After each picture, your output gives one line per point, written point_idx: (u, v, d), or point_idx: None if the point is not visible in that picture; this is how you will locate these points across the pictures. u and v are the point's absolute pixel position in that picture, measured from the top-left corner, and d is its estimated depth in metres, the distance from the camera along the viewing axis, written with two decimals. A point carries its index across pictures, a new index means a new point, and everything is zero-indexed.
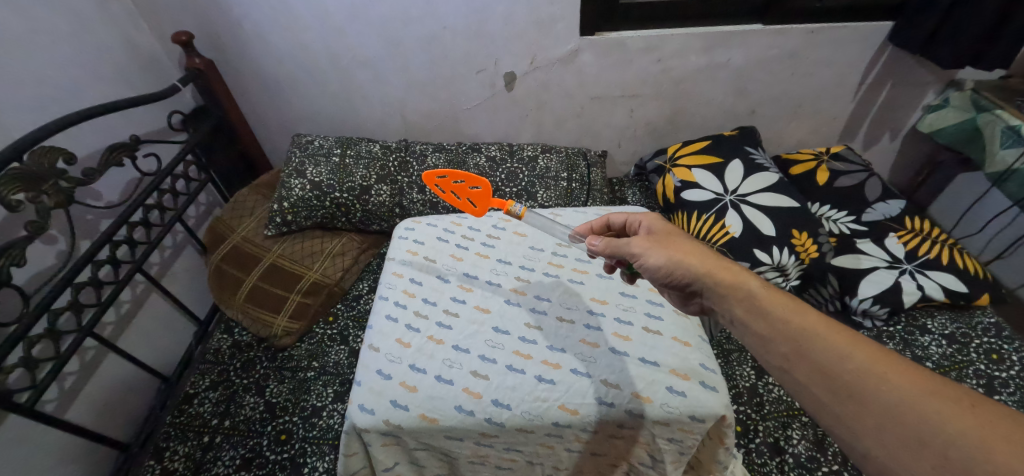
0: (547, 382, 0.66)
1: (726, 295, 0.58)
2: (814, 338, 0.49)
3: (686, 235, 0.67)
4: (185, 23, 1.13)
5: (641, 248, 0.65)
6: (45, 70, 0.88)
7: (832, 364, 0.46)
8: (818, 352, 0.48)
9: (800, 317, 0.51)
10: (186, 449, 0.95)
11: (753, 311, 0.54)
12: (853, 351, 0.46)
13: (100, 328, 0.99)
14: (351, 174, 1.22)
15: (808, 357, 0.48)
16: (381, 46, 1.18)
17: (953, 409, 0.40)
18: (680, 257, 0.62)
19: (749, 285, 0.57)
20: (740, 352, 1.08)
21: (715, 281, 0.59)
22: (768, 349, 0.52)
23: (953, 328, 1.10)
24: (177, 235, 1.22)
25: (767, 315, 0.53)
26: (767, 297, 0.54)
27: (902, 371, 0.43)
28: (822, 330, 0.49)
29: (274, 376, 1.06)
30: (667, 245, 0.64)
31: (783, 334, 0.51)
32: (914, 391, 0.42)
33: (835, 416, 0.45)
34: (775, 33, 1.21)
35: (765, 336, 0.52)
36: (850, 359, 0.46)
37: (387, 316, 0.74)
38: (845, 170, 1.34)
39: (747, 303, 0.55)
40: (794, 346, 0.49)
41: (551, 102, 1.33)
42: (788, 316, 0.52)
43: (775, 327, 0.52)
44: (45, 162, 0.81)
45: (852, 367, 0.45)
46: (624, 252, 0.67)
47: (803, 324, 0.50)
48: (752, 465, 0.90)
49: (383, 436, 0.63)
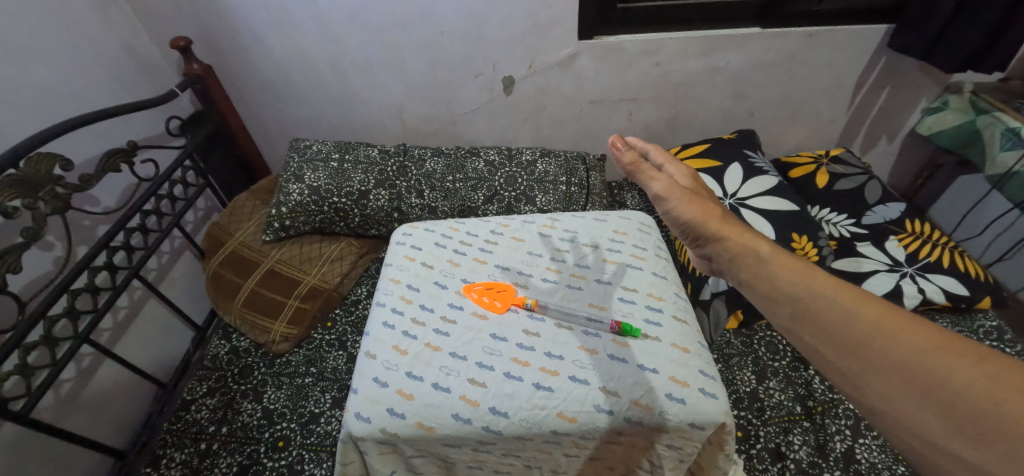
0: (544, 389, 0.65)
1: (734, 257, 0.57)
2: (819, 299, 0.45)
3: (708, 191, 0.67)
4: (183, 29, 1.13)
5: (663, 190, 0.65)
6: (44, 77, 0.88)
7: (836, 322, 0.43)
8: (822, 311, 0.44)
9: (801, 274, 0.49)
10: (182, 456, 0.94)
11: (760, 272, 0.52)
12: (859, 309, 0.43)
13: (96, 334, 0.98)
14: (349, 179, 1.21)
15: (813, 316, 0.45)
16: (379, 52, 1.18)
17: (961, 362, 0.36)
18: (700, 211, 0.62)
19: (759, 249, 0.55)
20: (740, 357, 1.07)
21: (727, 245, 0.58)
22: (775, 310, 0.49)
23: (954, 332, 1.09)
24: (174, 241, 1.22)
25: (773, 278, 0.50)
26: (776, 262, 0.52)
27: (910, 328, 0.40)
28: (831, 293, 0.45)
29: (272, 382, 1.06)
30: (688, 194, 0.64)
31: (787, 293, 0.48)
32: (919, 348, 0.38)
33: (840, 373, 0.42)
34: (773, 36, 1.21)
35: (773, 297, 0.49)
36: (855, 319, 0.42)
37: (384, 323, 0.74)
38: (844, 173, 1.34)
39: (755, 268, 0.53)
40: (800, 306, 0.46)
41: (550, 106, 1.33)
42: (795, 280, 0.48)
43: (781, 290, 0.49)
44: (41, 170, 0.81)
45: (856, 325, 0.42)
46: (639, 183, 0.67)
47: (811, 286, 0.47)
48: (753, 470, 0.90)
49: (379, 444, 0.63)
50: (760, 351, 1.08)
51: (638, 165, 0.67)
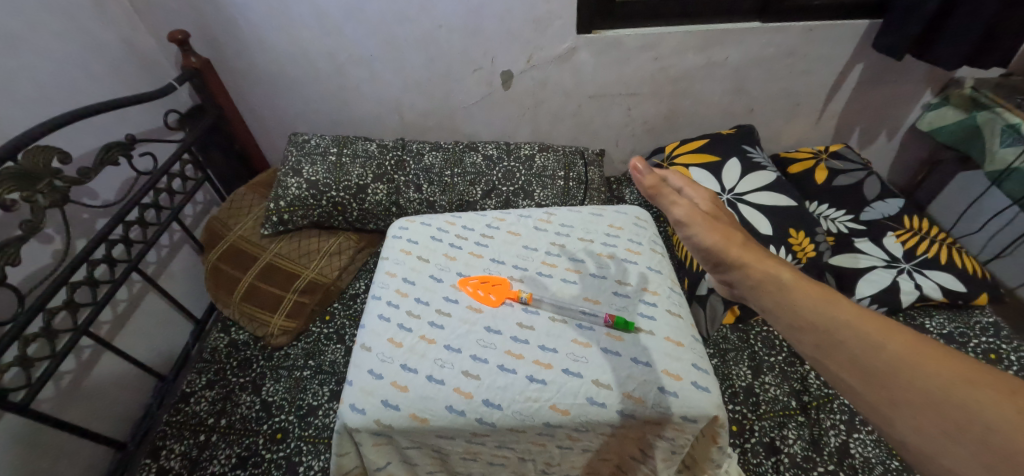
0: (538, 382, 0.65)
1: (755, 284, 0.55)
2: (843, 327, 0.44)
3: (728, 217, 0.67)
4: (181, 22, 1.13)
5: (683, 212, 0.65)
6: (42, 70, 0.88)
7: (861, 351, 0.42)
8: (847, 340, 0.43)
9: (822, 301, 0.47)
10: (182, 447, 0.95)
11: (780, 299, 0.51)
12: (885, 339, 0.42)
13: (96, 327, 0.99)
14: (347, 173, 1.21)
15: (839, 344, 0.43)
16: (377, 46, 1.18)
17: (993, 397, 0.35)
18: (720, 235, 0.61)
19: (780, 275, 0.53)
20: (737, 352, 1.08)
21: (747, 272, 0.56)
22: (798, 338, 0.47)
23: (951, 328, 1.09)
24: (174, 234, 1.22)
25: (794, 305, 0.49)
26: (796, 287, 0.50)
27: (939, 360, 0.39)
28: (854, 321, 0.44)
29: (270, 375, 1.07)
30: (707, 218, 0.64)
31: (809, 320, 0.47)
32: (950, 381, 0.37)
33: (868, 404, 0.41)
34: (773, 30, 1.20)
35: (794, 325, 0.48)
36: (881, 349, 0.41)
37: (380, 315, 0.74)
38: (843, 169, 1.34)
39: (776, 295, 0.52)
40: (822, 334, 0.45)
41: (549, 101, 1.33)
42: (816, 307, 0.47)
43: (800, 316, 0.48)
44: (40, 161, 0.81)
45: (884, 356, 0.41)
46: (660, 205, 0.68)
47: (832, 313, 0.46)
48: (747, 464, 0.90)
49: (374, 435, 0.64)
50: (756, 346, 1.09)
51: (659, 188, 0.68)
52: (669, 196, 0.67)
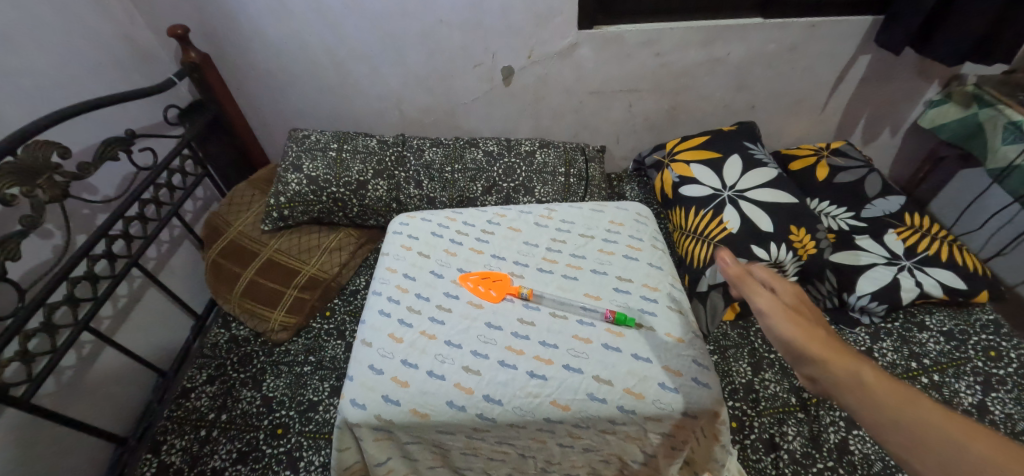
0: (539, 378, 0.65)
1: (840, 388, 0.47)
2: (932, 430, 0.39)
3: (817, 315, 0.57)
4: (180, 17, 1.12)
5: (766, 304, 0.57)
6: (41, 64, 0.88)
7: (955, 458, 0.37)
8: (939, 447, 0.38)
9: (914, 412, 0.41)
10: (183, 442, 0.96)
11: (862, 399, 0.44)
12: (976, 446, 0.37)
13: (96, 322, 0.99)
14: (347, 168, 1.21)
15: (930, 453, 0.38)
16: (377, 40, 1.17)
17: None
18: (805, 333, 0.52)
19: (866, 375, 0.46)
20: (737, 348, 1.08)
21: (831, 372, 0.48)
22: (886, 444, 0.41)
23: (950, 325, 1.09)
24: (173, 230, 1.22)
25: (875, 403, 0.43)
26: (878, 383, 0.44)
27: None
28: (944, 425, 0.39)
29: (271, 370, 1.07)
30: (792, 311, 0.56)
31: (897, 425, 0.41)
32: None
33: None
34: (775, 26, 1.20)
35: (877, 425, 0.42)
36: (975, 457, 0.37)
37: (380, 311, 0.74)
38: (844, 166, 1.33)
39: (857, 394, 0.45)
40: (911, 437, 0.40)
41: (549, 97, 1.32)
42: (901, 407, 0.42)
43: (884, 417, 0.42)
44: (39, 156, 0.81)
45: (980, 464, 0.36)
46: (742, 294, 0.61)
47: (922, 416, 0.40)
48: (747, 461, 0.90)
49: (374, 430, 0.64)
50: (756, 343, 1.09)
51: (744, 278, 0.61)
52: (751, 284, 0.60)
